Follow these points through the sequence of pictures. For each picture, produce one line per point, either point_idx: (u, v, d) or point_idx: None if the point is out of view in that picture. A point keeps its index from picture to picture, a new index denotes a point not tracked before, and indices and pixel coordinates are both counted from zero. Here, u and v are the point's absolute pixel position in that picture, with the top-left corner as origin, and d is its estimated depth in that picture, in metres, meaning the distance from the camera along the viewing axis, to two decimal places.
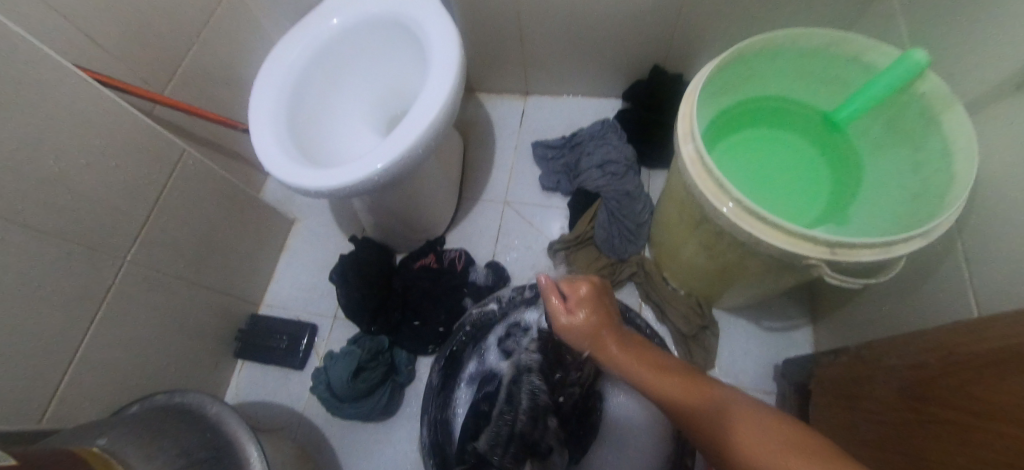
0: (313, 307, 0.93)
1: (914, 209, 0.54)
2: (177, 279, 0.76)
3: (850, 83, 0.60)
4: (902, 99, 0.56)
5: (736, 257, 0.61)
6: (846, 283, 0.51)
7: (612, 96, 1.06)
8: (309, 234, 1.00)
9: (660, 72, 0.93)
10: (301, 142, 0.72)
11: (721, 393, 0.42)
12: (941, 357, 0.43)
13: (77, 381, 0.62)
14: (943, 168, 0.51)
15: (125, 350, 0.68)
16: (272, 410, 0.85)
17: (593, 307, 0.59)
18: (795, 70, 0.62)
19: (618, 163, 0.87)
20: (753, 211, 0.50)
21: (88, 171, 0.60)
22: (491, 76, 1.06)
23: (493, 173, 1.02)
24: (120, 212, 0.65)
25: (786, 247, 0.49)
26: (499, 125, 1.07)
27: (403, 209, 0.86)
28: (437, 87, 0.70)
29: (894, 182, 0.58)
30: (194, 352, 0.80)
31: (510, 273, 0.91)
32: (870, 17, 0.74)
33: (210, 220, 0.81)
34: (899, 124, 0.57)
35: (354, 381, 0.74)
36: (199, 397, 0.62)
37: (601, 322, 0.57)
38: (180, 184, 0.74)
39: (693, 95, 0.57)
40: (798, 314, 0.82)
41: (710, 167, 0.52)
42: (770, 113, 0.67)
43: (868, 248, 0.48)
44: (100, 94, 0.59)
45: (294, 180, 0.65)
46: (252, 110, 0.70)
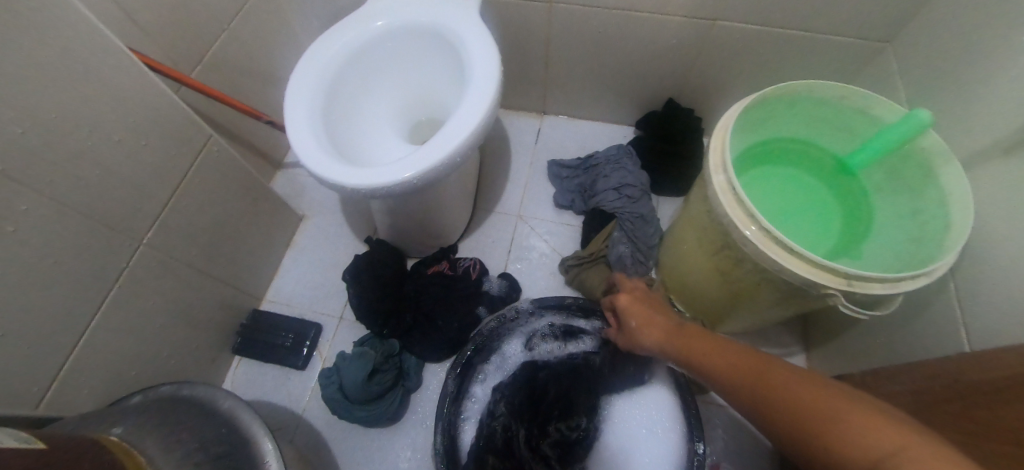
0: (318, 306, 0.91)
1: (915, 250, 0.59)
2: (188, 267, 0.73)
3: (859, 133, 0.66)
4: (905, 151, 0.62)
5: (751, 284, 0.65)
6: (856, 313, 0.55)
7: (625, 123, 1.11)
8: (317, 231, 0.99)
9: (674, 105, 0.99)
10: (335, 139, 0.73)
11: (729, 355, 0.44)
12: (946, 384, 0.47)
13: (78, 366, 0.59)
14: (941, 215, 0.57)
15: (128, 336, 0.65)
16: (270, 410, 0.82)
17: (642, 304, 0.60)
18: (811, 116, 0.68)
19: (634, 187, 0.92)
20: (778, 240, 0.54)
21: (118, 148, 0.58)
22: (512, 94, 1.09)
23: (508, 187, 1.04)
24: (142, 192, 0.63)
25: (808, 275, 0.53)
26: (516, 140, 1.10)
27: (423, 214, 0.86)
28: (476, 99, 0.72)
29: (897, 224, 0.64)
30: (194, 344, 0.77)
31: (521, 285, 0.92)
32: (871, 75, 0.82)
33: (225, 210, 0.79)
34: (902, 173, 0.63)
35: (368, 382, 0.73)
36: (209, 389, 0.59)
37: (668, 324, 0.55)
38: (202, 170, 0.72)
39: (724, 130, 0.62)
40: (793, 343, 0.87)
41: (740, 198, 0.57)
42: (784, 153, 0.73)
43: (880, 282, 0.52)
44: (140, 72, 0.58)
45: (328, 176, 0.65)
46: (288, 103, 0.70)
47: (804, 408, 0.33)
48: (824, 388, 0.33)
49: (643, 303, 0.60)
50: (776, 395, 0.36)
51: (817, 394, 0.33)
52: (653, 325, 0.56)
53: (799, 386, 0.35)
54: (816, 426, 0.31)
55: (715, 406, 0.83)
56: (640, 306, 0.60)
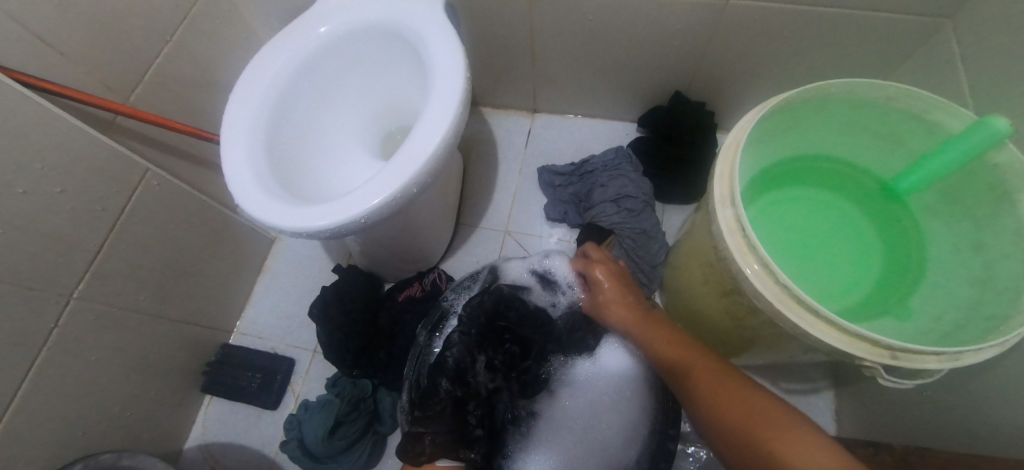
0: (291, 338, 0.85)
1: (980, 299, 0.46)
2: (136, 313, 0.68)
3: (910, 145, 0.53)
4: (971, 169, 0.48)
5: (768, 334, 0.54)
6: (900, 384, 0.43)
7: (627, 119, 0.98)
8: (290, 254, 0.92)
9: (682, 99, 0.85)
10: (281, 167, 0.63)
11: (730, 388, 0.41)
12: None
13: (10, 440, 0.54)
14: (1019, 256, 0.44)
15: (70, 397, 0.60)
16: (241, 454, 0.77)
17: (617, 280, 0.59)
18: (848, 125, 0.55)
19: (635, 198, 0.80)
20: (800, 298, 0.42)
21: (26, 200, 0.52)
22: (498, 91, 0.97)
23: (495, 198, 0.94)
24: (67, 243, 0.57)
25: (839, 345, 0.41)
26: (504, 143, 0.99)
27: (395, 240, 0.78)
28: (437, 114, 0.61)
29: (957, 263, 0.51)
30: (154, 391, 0.72)
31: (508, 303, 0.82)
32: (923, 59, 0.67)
33: (178, 245, 0.72)
34: (966, 196, 0.50)
35: (331, 438, 0.67)
36: (151, 462, 0.56)
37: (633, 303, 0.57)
38: (141, 208, 0.65)
39: (734, 152, 0.50)
40: (820, 377, 0.75)
41: (752, 241, 0.45)
42: (813, 169, 0.60)
43: (935, 356, 0.40)
44: (42, 111, 0.51)
45: (265, 217, 0.56)
46: (224, 129, 0.61)
47: (761, 431, 0.37)
48: (733, 373, 0.43)
49: (619, 281, 0.59)
50: (714, 395, 0.41)
51: (725, 372, 0.43)
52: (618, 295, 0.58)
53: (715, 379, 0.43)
54: (748, 428, 0.38)
55: None
56: (617, 282, 0.59)
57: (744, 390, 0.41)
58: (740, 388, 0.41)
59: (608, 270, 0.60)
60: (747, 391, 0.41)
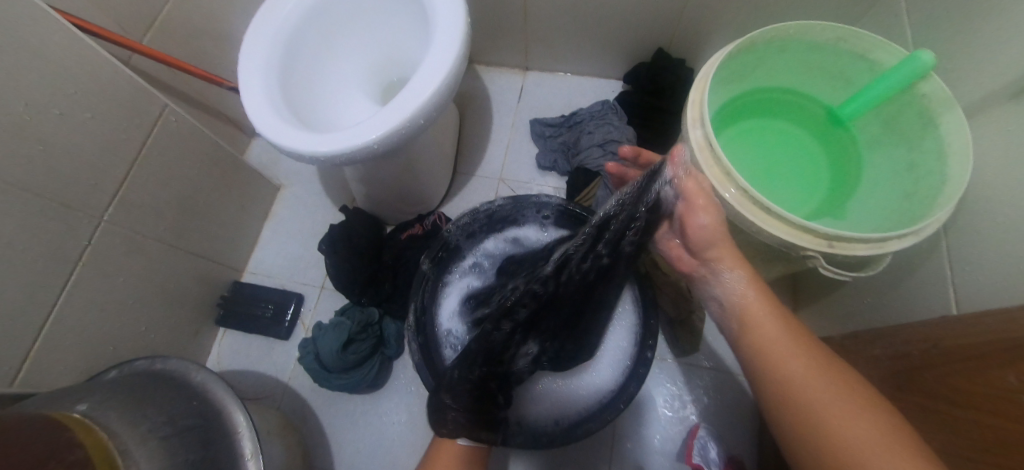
0: (299, 276, 0.91)
1: (906, 206, 0.55)
2: (156, 242, 0.72)
3: (856, 79, 0.61)
4: (903, 99, 0.57)
5: (731, 246, 0.62)
6: (837, 275, 0.52)
7: (613, 77, 1.04)
8: (295, 201, 0.97)
9: (664, 56, 0.92)
10: (294, 104, 0.69)
11: (790, 352, 0.43)
12: (929, 350, 0.45)
13: (51, 344, 0.59)
14: (937, 168, 0.53)
15: (101, 313, 0.65)
16: (256, 380, 0.83)
17: (709, 207, 0.52)
18: (804, 60, 0.62)
19: (620, 144, 0.87)
20: (756, 199, 0.51)
21: (62, 122, 0.56)
22: (491, 48, 1.02)
23: (489, 149, 1.00)
24: (96, 168, 0.61)
25: (787, 238, 0.50)
26: (497, 99, 1.05)
27: (398, 181, 0.83)
28: (439, 56, 0.67)
29: (890, 179, 0.59)
30: (173, 318, 0.77)
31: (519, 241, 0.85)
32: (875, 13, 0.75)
33: (192, 182, 0.77)
34: (900, 123, 0.58)
35: (344, 352, 0.74)
36: (184, 363, 0.59)
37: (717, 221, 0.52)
38: (160, 142, 0.70)
39: (705, 80, 0.57)
40: (781, 303, 0.85)
41: (717, 154, 0.52)
42: (772, 103, 0.67)
43: (863, 243, 0.49)
44: (75, 38, 0.55)
45: (286, 144, 0.62)
46: (241, 66, 0.66)
47: (834, 419, 0.38)
48: (801, 330, 0.45)
49: (710, 201, 0.52)
50: (787, 378, 0.41)
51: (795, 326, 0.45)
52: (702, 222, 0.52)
53: (792, 357, 0.43)
54: (818, 408, 0.39)
55: (698, 367, 0.83)
56: (713, 222, 0.52)
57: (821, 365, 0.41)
58: (811, 366, 0.41)
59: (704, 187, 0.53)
60: (818, 361, 0.42)
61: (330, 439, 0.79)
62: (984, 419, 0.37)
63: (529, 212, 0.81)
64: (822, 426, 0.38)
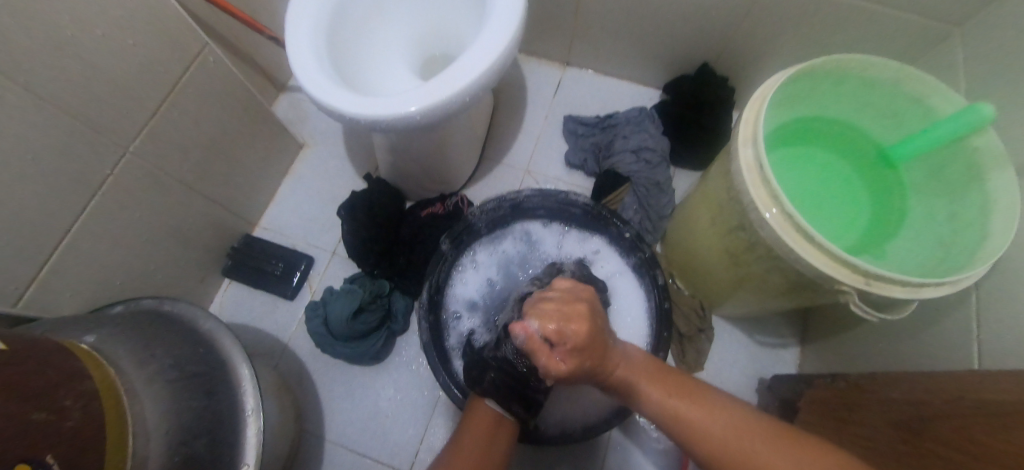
0: (312, 238, 0.89)
1: (941, 256, 0.55)
2: (176, 182, 0.71)
3: (909, 123, 0.60)
4: (955, 150, 0.56)
5: (759, 270, 0.62)
6: (866, 314, 0.52)
7: (652, 86, 1.03)
8: (317, 162, 0.95)
9: (707, 71, 0.92)
10: (339, 63, 0.67)
11: (722, 426, 0.36)
12: (951, 399, 0.45)
13: (60, 268, 0.57)
14: (979, 223, 0.53)
15: (113, 246, 0.64)
16: (255, 336, 0.82)
17: (580, 357, 0.38)
18: (860, 97, 0.62)
19: (653, 152, 0.86)
20: (799, 226, 0.50)
21: (104, 44, 0.54)
22: (535, 38, 1.01)
23: (519, 138, 0.99)
24: (130, 96, 0.60)
25: (825, 269, 0.50)
26: (533, 90, 1.03)
27: (427, 157, 0.82)
28: (494, 37, 0.66)
29: (927, 227, 0.60)
30: (181, 261, 0.76)
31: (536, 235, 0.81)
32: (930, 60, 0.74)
33: (220, 127, 0.75)
34: (946, 173, 0.58)
35: (353, 321, 0.72)
36: (192, 309, 0.58)
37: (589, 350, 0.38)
38: (196, 81, 0.68)
39: (762, 100, 0.56)
40: (789, 334, 0.85)
41: (766, 175, 0.52)
42: (821, 133, 0.67)
43: (900, 285, 0.49)
44: None
45: (328, 101, 0.61)
46: (291, 16, 0.64)
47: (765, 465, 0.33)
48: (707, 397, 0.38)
49: (582, 348, 0.37)
50: (698, 426, 0.37)
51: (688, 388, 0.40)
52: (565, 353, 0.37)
53: (699, 414, 0.37)
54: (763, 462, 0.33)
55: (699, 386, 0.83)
56: (589, 320, 0.38)
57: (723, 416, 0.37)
58: (727, 419, 0.36)
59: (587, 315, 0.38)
60: (724, 420, 0.36)
61: (323, 405, 0.78)
62: (989, 466, 0.36)
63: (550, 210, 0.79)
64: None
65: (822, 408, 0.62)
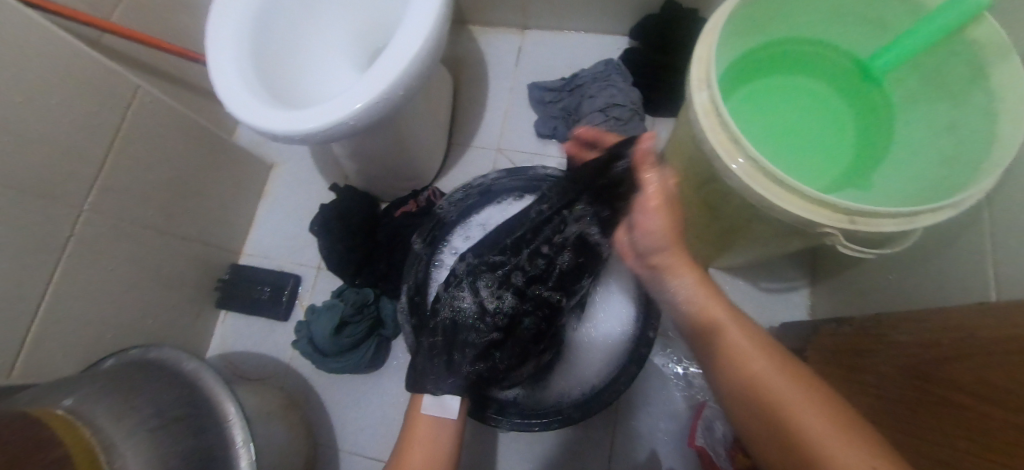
0: (296, 257, 0.89)
1: (943, 173, 0.49)
2: (145, 228, 0.71)
3: (893, 25, 0.52)
4: (949, 47, 0.49)
5: (741, 220, 0.57)
6: (858, 253, 0.47)
7: (619, 33, 0.95)
8: (288, 179, 0.94)
9: (673, 6, 0.82)
10: (268, 79, 0.64)
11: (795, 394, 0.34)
12: (956, 340, 0.39)
13: (45, 334, 0.59)
14: (983, 129, 0.46)
15: (96, 302, 0.65)
16: (259, 360, 0.84)
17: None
18: (832, 6, 0.54)
19: (623, 107, 0.80)
20: (767, 171, 0.45)
21: (27, 110, 0.53)
22: (484, 6, 0.94)
23: (486, 117, 0.94)
24: (71, 156, 0.59)
25: (802, 213, 0.45)
26: (493, 62, 0.98)
27: (388, 157, 0.79)
28: (419, 18, 0.61)
29: (925, 142, 0.53)
30: (171, 302, 0.77)
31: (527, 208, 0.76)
32: None
33: (177, 165, 0.75)
34: (942, 75, 0.51)
35: (338, 335, 0.74)
36: (174, 353, 0.59)
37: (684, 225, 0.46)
38: (138, 124, 0.67)
39: (712, 33, 0.49)
40: (797, 276, 0.80)
41: (724, 119, 0.46)
42: (794, 57, 0.60)
43: (891, 217, 0.43)
44: (27, 18, 0.51)
45: (257, 122, 0.58)
46: (208, 40, 0.62)
47: (793, 405, 0.34)
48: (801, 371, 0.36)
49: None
50: (728, 344, 0.40)
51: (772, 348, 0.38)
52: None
53: (779, 379, 0.36)
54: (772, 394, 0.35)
55: None
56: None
57: (748, 338, 0.40)
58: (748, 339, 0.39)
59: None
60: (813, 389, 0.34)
61: (332, 417, 0.80)
62: (998, 411, 0.31)
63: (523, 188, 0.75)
64: (779, 407, 0.34)
65: (832, 355, 0.58)
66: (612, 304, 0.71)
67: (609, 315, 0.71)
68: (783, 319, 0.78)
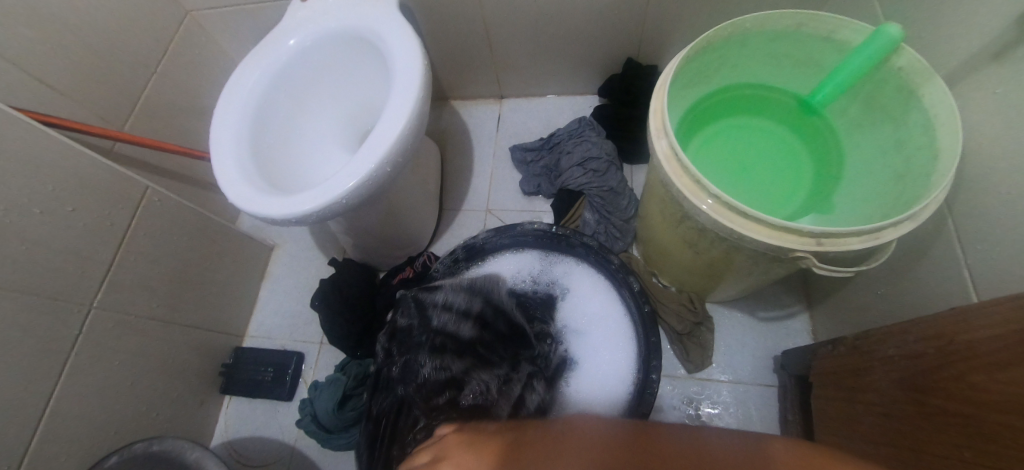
0: (299, 334, 0.91)
1: (900, 188, 0.52)
2: (150, 320, 0.73)
3: (825, 63, 0.58)
4: (880, 75, 0.54)
5: (720, 253, 0.59)
6: (837, 274, 0.48)
7: (588, 93, 1.03)
8: (288, 259, 0.98)
9: (634, 65, 0.89)
10: (266, 168, 0.70)
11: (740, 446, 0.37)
12: (942, 347, 0.40)
13: (50, 437, 0.59)
14: (928, 142, 0.49)
15: (100, 398, 0.66)
16: (263, 445, 0.83)
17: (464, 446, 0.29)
18: (768, 52, 0.59)
19: (599, 160, 0.86)
20: (732, 205, 0.48)
21: (43, 219, 0.58)
22: (463, 83, 1.03)
23: (473, 182, 1.00)
24: (82, 259, 0.63)
25: (769, 240, 0.47)
26: (475, 131, 1.05)
27: (382, 229, 0.83)
28: (400, 100, 0.67)
29: (878, 162, 0.56)
30: (175, 392, 0.78)
31: (518, 256, 0.76)
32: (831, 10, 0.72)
33: (182, 256, 0.78)
34: (878, 101, 0.56)
35: (341, 409, 0.74)
36: (178, 443, 0.60)
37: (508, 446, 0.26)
38: (146, 223, 0.71)
39: (663, 87, 0.54)
40: (793, 302, 0.81)
41: (684, 163, 0.50)
42: (742, 101, 0.65)
43: (855, 236, 0.45)
44: (46, 138, 0.57)
45: (256, 210, 0.63)
46: (212, 139, 0.68)
47: None
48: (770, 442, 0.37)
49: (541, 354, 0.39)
50: None
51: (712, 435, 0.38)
52: (481, 436, 0.29)
53: None
54: None
55: (713, 381, 0.78)
56: (492, 427, 0.32)
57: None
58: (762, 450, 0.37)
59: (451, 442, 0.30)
60: None
61: None
62: (1004, 420, 0.32)
63: (511, 246, 0.76)
64: None
65: (835, 378, 0.58)
66: (616, 348, 0.68)
67: (607, 359, 0.68)
68: (786, 347, 0.78)
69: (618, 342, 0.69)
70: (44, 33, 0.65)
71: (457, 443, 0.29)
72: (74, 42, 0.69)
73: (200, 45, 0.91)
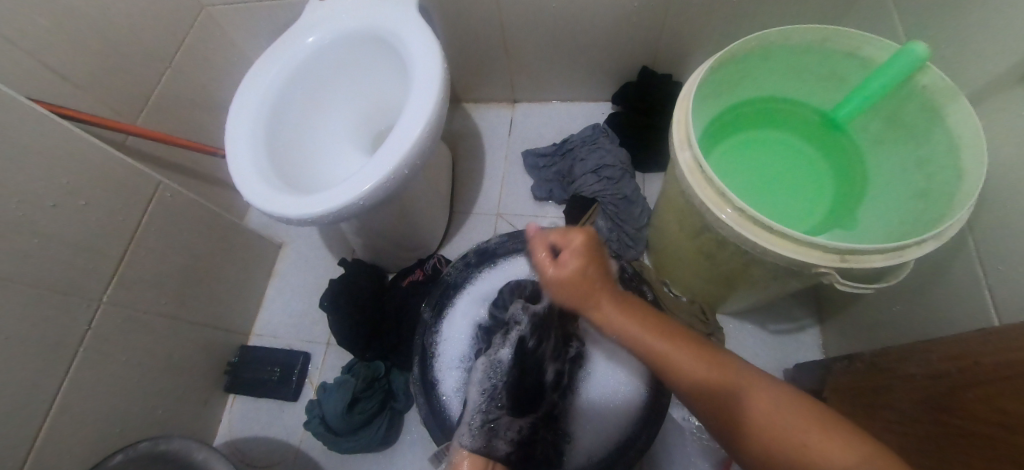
0: (306, 334, 0.90)
1: (921, 207, 0.52)
2: (158, 317, 0.73)
3: (848, 79, 0.58)
4: (904, 92, 0.54)
5: (739, 265, 0.59)
6: (857, 290, 0.48)
7: (601, 100, 1.03)
8: (296, 258, 0.97)
9: (649, 74, 0.90)
10: (281, 167, 0.69)
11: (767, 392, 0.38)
12: (967, 368, 0.40)
13: (55, 434, 0.58)
14: (950, 162, 0.49)
15: (106, 394, 0.65)
16: (268, 446, 0.82)
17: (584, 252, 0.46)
18: (791, 66, 0.59)
19: (613, 168, 0.86)
20: (756, 219, 0.48)
21: (56, 212, 0.57)
22: (477, 86, 1.03)
23: (485, 186, 0.99)
24: (94, 253, 0.62)
25: (793, 255, 0.47)
26: (487, 135, 1.05)
27: (395, 231, 0.83)
28: (419, 102, 0.66)
29: (900, 179, 0.56)
30: (181, 390, 0.77)
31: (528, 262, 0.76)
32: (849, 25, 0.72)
33: (191, 252, 0.78)
34: (901, 118, 0.56)
35: (349, 413, 0.73)
36: (186, 443, 0.59)
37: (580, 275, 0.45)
38: (157, 218, 0.71)
39: (687, 98, 0.54)
40: (804, 316, 0.81)
41: (708, 175, 0.50)
42: (763, 114, 0.65)
43: (879, 253, 0.45)
44: (61, 130, 0.56)
45: (272, 208, 0.62)
46: (228, 136, 0.67)
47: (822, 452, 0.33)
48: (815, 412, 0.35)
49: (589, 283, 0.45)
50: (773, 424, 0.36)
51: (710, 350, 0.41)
52: (570, 261, 0.45)
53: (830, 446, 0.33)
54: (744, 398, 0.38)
55: None
56: (586, 254, 0.46)
57: (772, 397, 0.37)
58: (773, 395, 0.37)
59: (586, 244, 0.46)
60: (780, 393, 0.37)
61: None
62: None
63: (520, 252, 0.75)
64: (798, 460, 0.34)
65: (850, 394, 0.58)
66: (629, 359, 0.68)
67: (617, 371, 0.67)
68: (796, 360, 0.78)
69: (628, 352, 0.68)
70: (62, 24, 0.65)
71: (585, 242, 0.46)
72: (91, 33, 0.69)
73: (215, 41, 0.91)
